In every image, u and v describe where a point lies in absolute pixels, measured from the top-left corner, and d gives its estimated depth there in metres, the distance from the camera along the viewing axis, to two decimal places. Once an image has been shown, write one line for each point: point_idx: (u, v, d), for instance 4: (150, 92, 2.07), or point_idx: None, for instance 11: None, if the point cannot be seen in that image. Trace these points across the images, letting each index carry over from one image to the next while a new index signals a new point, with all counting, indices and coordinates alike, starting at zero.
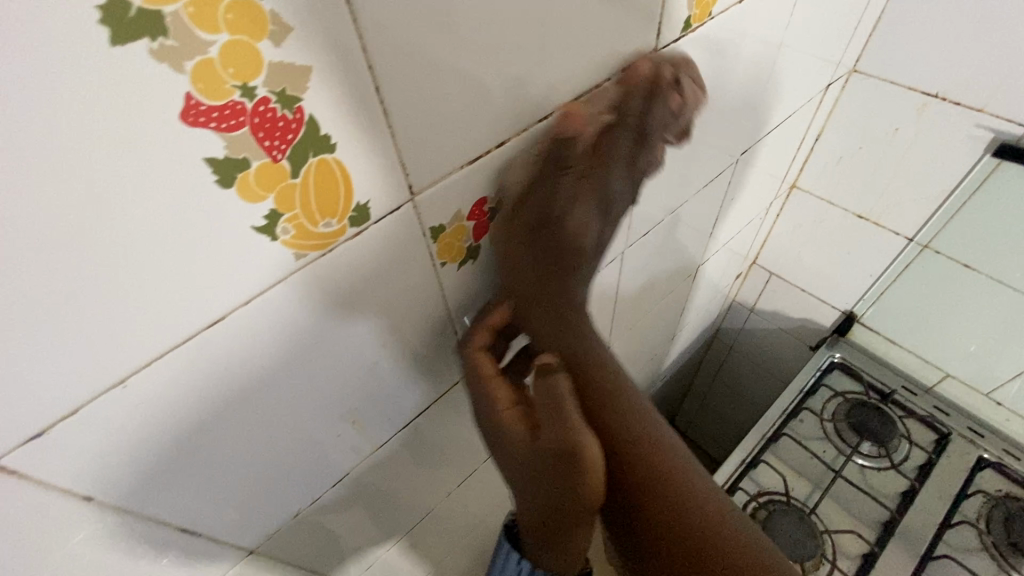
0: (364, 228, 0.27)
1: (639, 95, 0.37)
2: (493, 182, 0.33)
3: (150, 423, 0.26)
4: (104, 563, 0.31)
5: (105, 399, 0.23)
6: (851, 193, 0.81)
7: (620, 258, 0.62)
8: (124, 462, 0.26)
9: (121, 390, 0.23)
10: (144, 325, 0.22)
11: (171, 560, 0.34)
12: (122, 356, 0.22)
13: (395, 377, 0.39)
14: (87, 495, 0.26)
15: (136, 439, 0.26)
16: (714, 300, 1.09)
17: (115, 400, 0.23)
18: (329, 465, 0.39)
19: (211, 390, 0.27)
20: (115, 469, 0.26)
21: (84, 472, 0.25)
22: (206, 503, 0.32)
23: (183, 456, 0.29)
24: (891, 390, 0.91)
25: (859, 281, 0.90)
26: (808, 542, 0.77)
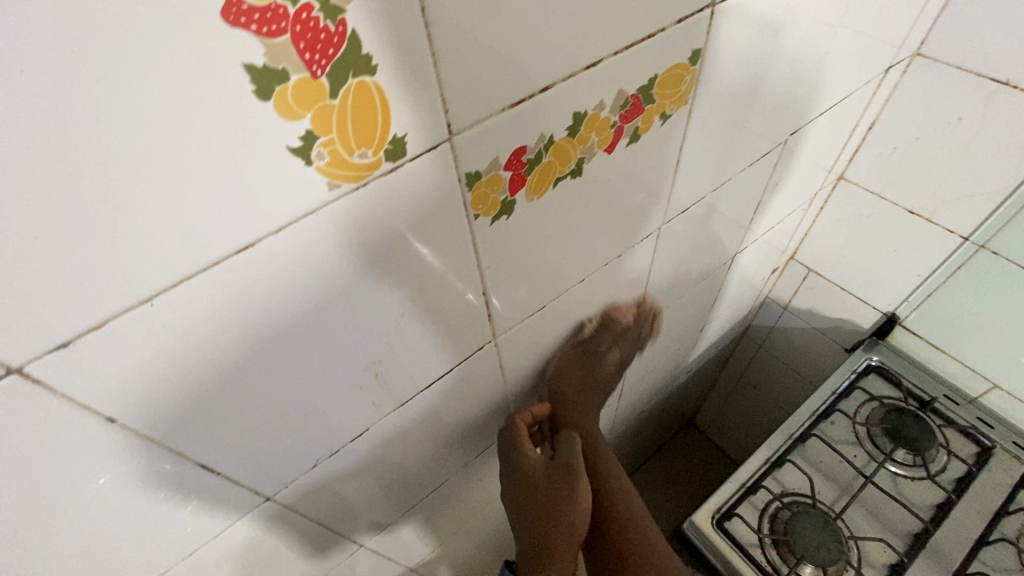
0: (399, 163, 0.26)
1: (694, 53, 0.35)
2: (538, 132, 0.31)
3: (172, 348, 0.25)
4: (129, 498, 0.31)
5: (128, 314, 0.23)
6: (903, 188, 0.78)
7: (656, 238, 0.60)
8: (145, 386, 0.26)
9: (144, 307, 0.23)
10: (171, 239, 0.22)
11: (193, 500, 0.34)
12: (147, 271, 0.22)
13: (420, 335, 0.38)
14: (107, 415, 0.26)
15: (159, 363, 0.25)
16: (747, 295, 1.06)
17: (137, 317, 0.23)
18: (350, 417, 0.39)
19: (235, 322, 0.27)
20: (136, 392, 0.26)
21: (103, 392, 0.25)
22: (226, 440, 0.32)
23: (206, 388, 0.28)
24: (931, 397, 0.87)
25: (904, 282, 0.86)
26: (832, 547, 0.73)
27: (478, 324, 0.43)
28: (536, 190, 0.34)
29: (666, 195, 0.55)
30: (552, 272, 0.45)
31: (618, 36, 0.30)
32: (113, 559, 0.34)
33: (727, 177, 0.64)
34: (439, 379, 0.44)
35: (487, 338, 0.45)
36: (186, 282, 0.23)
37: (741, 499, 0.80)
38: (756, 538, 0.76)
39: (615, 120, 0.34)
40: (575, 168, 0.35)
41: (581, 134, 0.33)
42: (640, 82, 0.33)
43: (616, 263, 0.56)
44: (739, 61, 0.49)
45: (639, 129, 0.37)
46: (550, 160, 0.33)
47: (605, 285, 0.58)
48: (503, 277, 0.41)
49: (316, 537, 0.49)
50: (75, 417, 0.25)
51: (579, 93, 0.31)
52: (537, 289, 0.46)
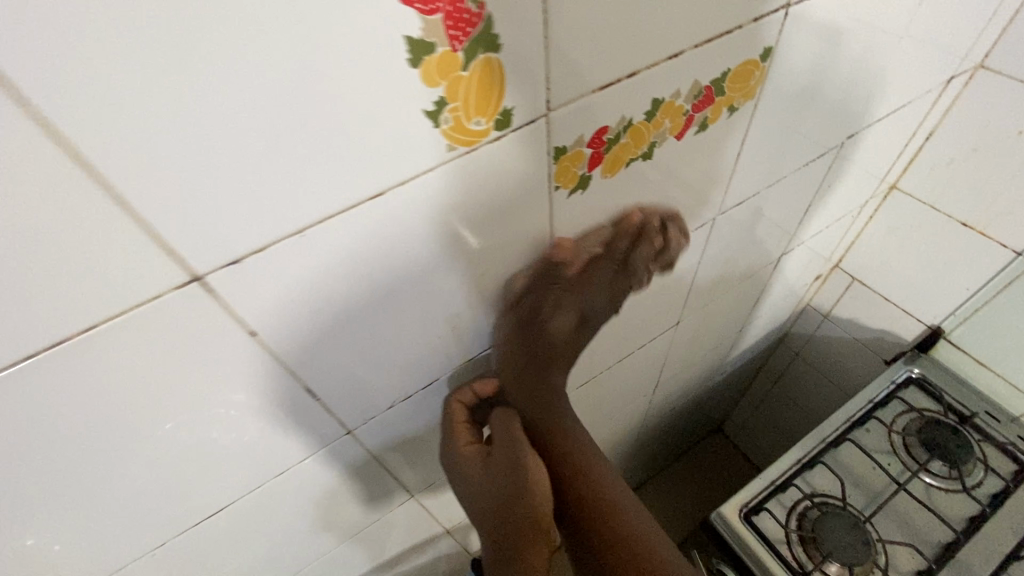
0: (504, 133, 0.30)
1: (765, 50, 0.38)
2: (619, 114, 0.34)
3: (300, 278, 0.30)
4: (247, 412, 0.36)
5: (278, 245, 0.28)
6: (958, 198, 0.78)
7: (707, 231, 0.63)
8: (275, 309, 0.31)
9: (290, 239, 0.28)
10: (318, 182, 0.26)
11: (294, 422, 0.39)
12: (297, 207, 0.27)
13: (491, 296, 0.42)
14: (245, 331, 0.31)
15: (289, 290, 0.30)
16: (788, 301, 1.07)
17: (283, 247, 0.28)
18: (423, 365, 0.43)
19: (351, 260, 0.31)
20: (268, 313, 0.31)
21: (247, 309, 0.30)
22: (326, 370, 0.37)
23: (319, 318, 0.33)
24: (972, 413, 0.86)
25: (952, 294, 0.86)
26: (858, 548, 0.74)
27: (542, 293, 0.47)
28: (610, 168, 0.37)
29: (722, 189, 0.58)
30: (610, 250, 0.49)
31: (698, 31, 0.33)
32: (224, 466, 0.40)
33: (780, 178, 0.66)
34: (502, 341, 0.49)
35: (547, 307, 0.49)
36: (324, 221, 0.28)
37: (770, 495, 0.81)
38: (783, 534, 0.78)
39: (687, 108, 0.37)
40: (646, 150, 0.38)
41: (656, 119, 0.37)
42: (714, 74, 0.36)
43: None
44: (803, 64, 0.52)
45: (707, 119, 0.40)
46: (626, 141, 0.36)
47: (656, 272, 0.61)
48: (573, 251, 0.44)
49: (378, 480, 0.54)
50: (224, 327, 0.30)
51: (659, 81, 0.34)
52: (595, 265, 0.49)
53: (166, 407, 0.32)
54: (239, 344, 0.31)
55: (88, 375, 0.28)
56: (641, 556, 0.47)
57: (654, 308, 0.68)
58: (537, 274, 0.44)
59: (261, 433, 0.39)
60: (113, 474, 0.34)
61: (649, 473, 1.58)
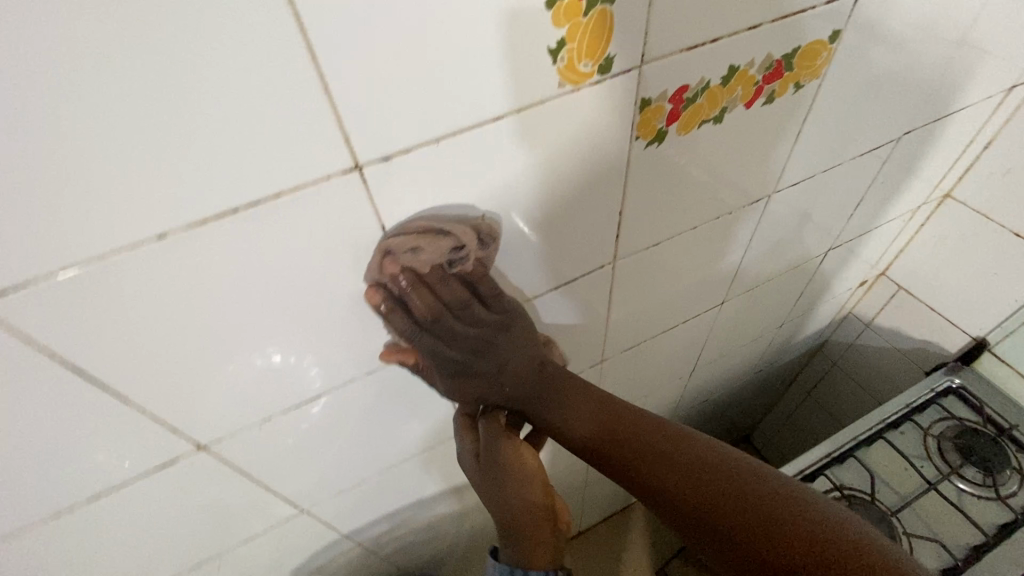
0: (602, 78, 0.36)
1: (835, 32, 0.43)
2: (699, 76, 0.40)
3: (418, 182, 0.37)
4: (355, 303, 0.43)
5: (410, 148, 0.35)
6: (1012, 208, 0.79)
7: (761, 215, 0.67)
8: (398, 209, 0.38)
9: (420, 145, 0.35)
10: (454, 98, 0.33)
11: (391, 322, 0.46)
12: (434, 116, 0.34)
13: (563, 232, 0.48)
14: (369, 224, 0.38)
15: (413, 191, 0.37)
16: (830, 305, 1.08)
17: (413, 151, 0.35)
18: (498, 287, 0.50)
19: (461, 175, 0.38)
20: (395, 211, 0.38)
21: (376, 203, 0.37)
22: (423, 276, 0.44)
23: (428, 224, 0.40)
24: (1012, 425, 0.86)
25: (1000, 306, 0.87)
26: (885, 540, 0.76)
27: (607, 242, 0.52)
28: (684, 126, 0.43)
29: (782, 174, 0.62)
30: (671, 212, 0.54)
31: (776, 6, 0.38)
32: (331, 359, 0.47)
33: (837, 173, 0.69)
34: (566, 284, 0.55)
35: (609, 257, 0.54)
36: (449, 133, 0.35)
37: (799, 483, 0.84)
38: None
39: (759, 78, 0.42)
40: (718, 114, 0.44)
41: (730, 86, 0.42)
42: (786, 49, 0.41)
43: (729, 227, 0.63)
44: (870, 59, 0.56)
45: (776, 93, 0.45)
46: (702, 102, 0.41)
47: (710, 248, 0.65)
48: (638, 204, 0.50)
49: (438, 403, 0.60)
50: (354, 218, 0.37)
51: (738, 48, 0.39)
52: (657, 226, 0.55)
53: (306, 284, 0.39)
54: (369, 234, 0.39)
55: (261, 244, 0.35)
56: (659, 446, 0.50)
57: (703, 287, 0.73)
58: (606, 223, 0.50)
59: (365, 329, 0.46)
60: (254, 344, 0.41)
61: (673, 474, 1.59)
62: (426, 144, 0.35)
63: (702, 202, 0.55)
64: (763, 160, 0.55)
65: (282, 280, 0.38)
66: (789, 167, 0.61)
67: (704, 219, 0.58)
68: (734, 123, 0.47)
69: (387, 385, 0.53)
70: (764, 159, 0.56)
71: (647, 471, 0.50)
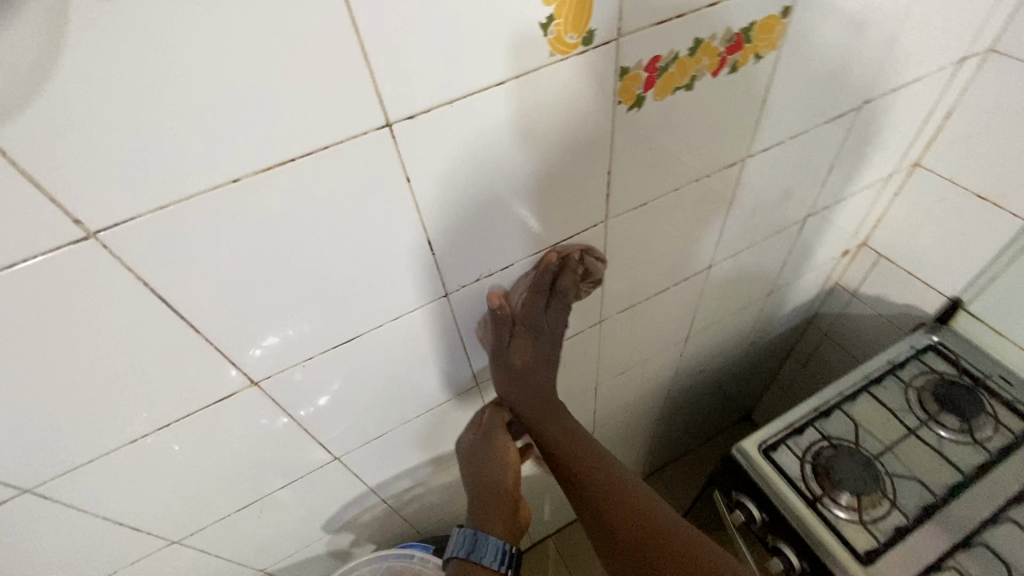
0: (587, 49, 0.44)
1: (784, 9, 0.51)
2: (669, 47, 0.48)
3: (435, 142, 0.43)
4: (386, 261, 0.50)
5: (428, 109, 0.41)
6: (974, 172, 0.86)
7: (742, 181, 0.73)
8: (418, 165, 0.44)
9: (435, 106, 0.41)
10: (464, 66, 0.40)
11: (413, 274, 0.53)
12: (447, 82, 0.40)
13: (559, 195, 0.55)
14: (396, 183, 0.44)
15: (430, 150, 0.44)
16: (817, 276, 1.15)
17: (431, 112, 0.41)
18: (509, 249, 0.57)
19: (472, 136, 0.45)
20: (415, 168, 0.44)
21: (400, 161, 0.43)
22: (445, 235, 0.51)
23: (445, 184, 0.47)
24: (987, 376, 0.93)
25: (970, 265, 0.93)
26: (869, 481, 0.82)
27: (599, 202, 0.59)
28: (660, 92, 0.51)
29: (759, 141, 0.68)
30: (656, 174, 0.61)
31: None
32: (362, 309, 0.53)
33: (814, 143, 0.75)
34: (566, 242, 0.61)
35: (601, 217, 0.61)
36: (461, 96, 0.42)
37: (789, 435, 0.90)
38: (800, 468, 0.87)
39: (722, 49, 0.51)
40: (689, 82, 0.52)
41: (697, 56, 0.50)
42: (743, 24, 0.49)
43: (710, 194, 0.71)
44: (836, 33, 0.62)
45: (738, 63, 0.53)
46: (673, 71, 0.49)
47: (695, 213, 0.72)
48: (625, 166, 0.57)
49: (454, 358, 0.67)
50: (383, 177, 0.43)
51: (700, 23, 0.47)
52: (644, 188, 0.62)
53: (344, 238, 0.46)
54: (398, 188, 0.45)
55: (303, 197, 0.41)
56: (610, 483, 0.65)
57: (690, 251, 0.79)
58: (598, 182, 0.57)
59: (392, 283, 0.52)
60: (301, 294, 0.48)
61: (677, 451, 1.65)
62: (441, 106, 0.41)
63: (683, 167, 0.63)
64: (737, 127, 0.63)
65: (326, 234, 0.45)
66: (764, 135, 0.68)
67: (686, 183, 0.66)
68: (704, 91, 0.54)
69: (409, 339, 0.60)
70: (738, 126, 0.63)
71: (595, 496, 0.64)
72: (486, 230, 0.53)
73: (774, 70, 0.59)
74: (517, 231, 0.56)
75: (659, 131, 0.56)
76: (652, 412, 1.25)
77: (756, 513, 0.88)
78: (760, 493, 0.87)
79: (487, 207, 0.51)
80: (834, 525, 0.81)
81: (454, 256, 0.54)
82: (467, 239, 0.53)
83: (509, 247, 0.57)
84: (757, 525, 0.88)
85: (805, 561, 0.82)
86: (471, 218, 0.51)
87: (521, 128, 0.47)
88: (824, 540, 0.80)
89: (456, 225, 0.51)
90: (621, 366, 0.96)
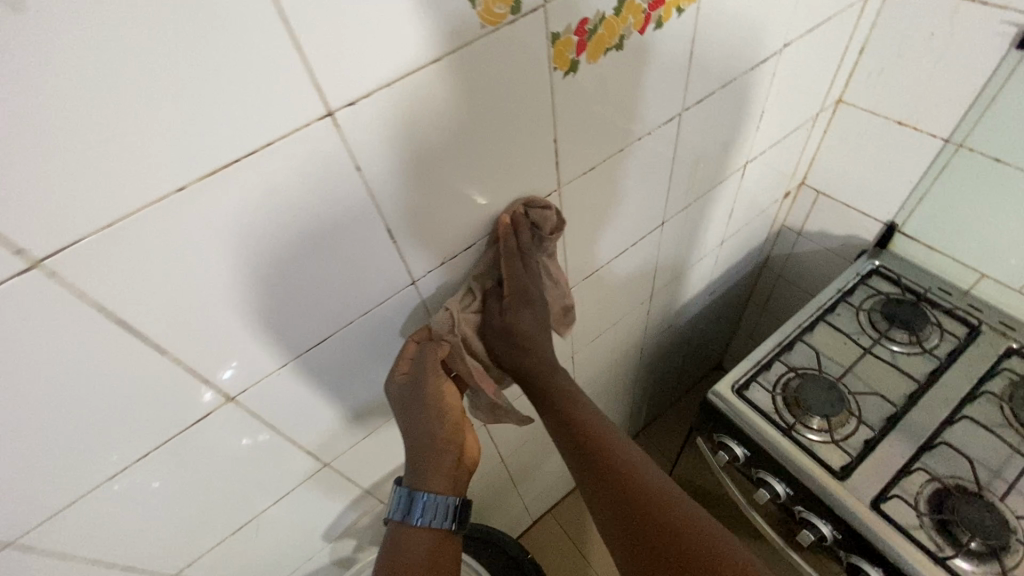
0: (517, 17, 0.45)
1: None
2: (595, 9, 0.49)
3: (378, 127, 0.43)
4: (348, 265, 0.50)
5: (368, 93, 0.41)
6: (892, 102, 0.91)
7: (682, 137, 0.76)
8: (364, 153, 0.44)
9: (374, 89, 0.41)
10: (396, 46, 0.40)
11: (380, 266, 0.53)
12: (381, 63, 0.40)
13: (510, 170, 0.56)
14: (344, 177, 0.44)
15: (375, 136, 0.44)
16: (764, 220, 1.20)
17: (371, 95, 0.41)
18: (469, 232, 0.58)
19: (414, 118, 0.45)
20: (362, 156, 0.44)
21: (345, 151, 0.43)
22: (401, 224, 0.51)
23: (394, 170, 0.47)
24: (927, 290, 1.00)
25: (900, 189, 1.00)
26: (836, 403, 0.88)
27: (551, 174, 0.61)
28: (593, 53, 0.52)
29: (693, 95, 0.71)
30: (601, 140, 0.63)
31: None
32: (334, 309, 0.53)
33: (744, 92, 0.79)
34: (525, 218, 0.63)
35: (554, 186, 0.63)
36: (399, 75, 0.42)
37: (759, 372, 0.95)
38: (772, 402, 0.91)
39: (645, 6, 0.52)
40: (619, 41, 0.54)
41: (623, 15, 0.52)
42: None
43: (654, 153, 0.73)
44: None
45: (663, 18, 0.55)
46: (603, 31, 0.51)
47: (642, 174, 0.75)
48: (570, 134, 0.59)
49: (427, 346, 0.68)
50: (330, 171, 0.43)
51: None
52: (592, 155, 0.64)
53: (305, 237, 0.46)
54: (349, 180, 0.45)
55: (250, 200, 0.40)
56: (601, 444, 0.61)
57: (642, 211, 0.82)
58: (547, 155, 0.59)
59: (360, 277, 0.52)
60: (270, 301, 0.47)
61: (656, 409, 1.70)
62: (380, 88, 0.41)
63: (625, 130, 0.65)
64: (672, 84, 0.65)
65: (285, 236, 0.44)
66: (697, 89, 0.71)
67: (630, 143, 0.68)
68: (635, 49, 0.56)
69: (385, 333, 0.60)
70: (672, 83, 0.65)
71: (587, 454, 0.61)
72: (444, 214, 0.54)
73: (698, 24, 0.61)
74: (475, 210, 0.57)
75: (596, 95, 0.57)
76: (628, 373, 1.29)
77: (739, 451, 0.92)
78: (739, 431, 0.92)
79: (443, 189, 0.52)
80: (811, 449, 0.86)
81: (417, 243, 0.54)
82: (427, 225, 0.54)
83: (469, 228, 0.58)
84: (742, 463, 0.93)
85: (789, 487, 0.87)
86: (429, 204, 0.52)
87: (465, 105, 0.48)
88: (803, 464, 0.85)
89: (414, 213, 0.52)
90: (592, 332, 0.98)
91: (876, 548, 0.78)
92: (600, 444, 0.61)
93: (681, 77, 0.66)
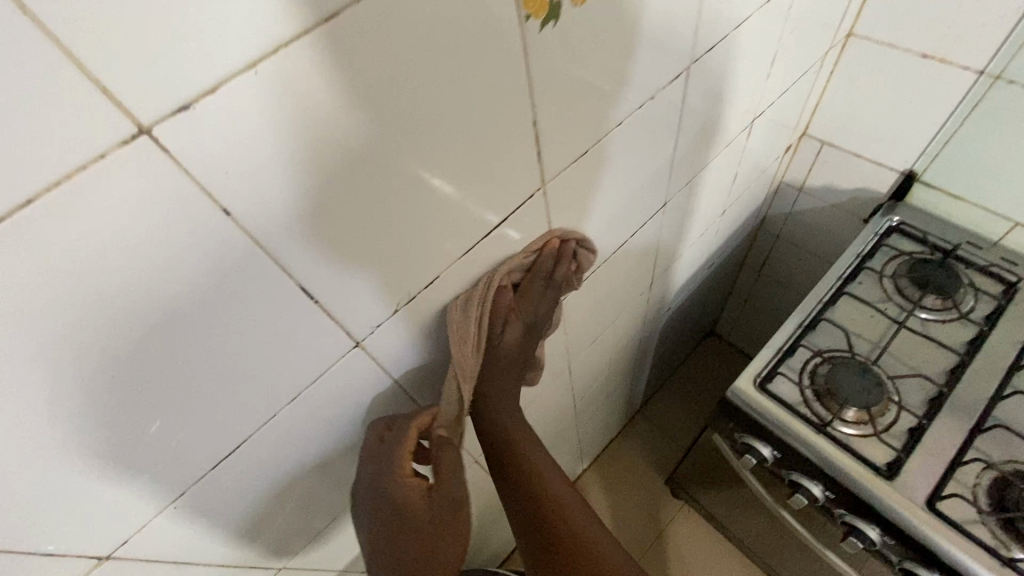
0: None
1: None
2: None
3: (247, 129, 0.30)
4: (236, 321, 0.37)
5: (216, 86, 0.28)
6: (914, 30, 0.77)
7: (677, 94, 0.61)
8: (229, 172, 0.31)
9: (227, 79, 0.28)
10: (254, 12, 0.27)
11: (283, 314, 0.39)
12: (229, 38, 0.27)
13: (466, 163, 0.43)
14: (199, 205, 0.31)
15: (248, 142, 0.31)
16: (762, 179, 1.06)
17: (222, 88, 0.28)
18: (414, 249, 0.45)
19: (303, 115, 0.32)
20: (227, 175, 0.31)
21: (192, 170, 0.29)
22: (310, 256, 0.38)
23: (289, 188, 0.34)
24: (955, 245, 0.88)
25: (920, 133, 0.87)
26: (873, 389, 0.76)
27: (507, 160, 0.47)
28: None
29: (692, 40, 0.56)
30: (573, 108, 0.48)
31: None
32: (230, 378, 0.40)
33: (748, 31, 0.64)
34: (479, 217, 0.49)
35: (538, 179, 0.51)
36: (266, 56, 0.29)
37: (782, 360, 0.82)
38: (799, 394, 0.79)
39: None
40: None
41: None
42: None
43: (650, 117, 0.59)
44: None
45: None
46: None
47: (632, 146, 0.60)
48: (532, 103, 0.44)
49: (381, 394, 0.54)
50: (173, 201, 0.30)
51: None
52: (565, 128, 0.49)
53: (154, 297, 0.32)
54: (221, 204, 0.32)
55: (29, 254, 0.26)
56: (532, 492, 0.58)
57: (634, 189, 0.68)
58: (499, 133, 0.44)
59: (257, 335, 0.39)
60: (123, 389, 0.34)
61: (652, 389, 1.60)
62: (235, 76, 0.28)
63: (603, 91, 0.50)
64: (661, 27, 0.51)
65: (119, 299, 0.31)
66: (697, 33, 0.56)
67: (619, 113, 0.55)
68: None
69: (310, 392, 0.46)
70: (662, 24, 0.51)
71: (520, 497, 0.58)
72: (367, 227, 0.40)
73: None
74: (413, 216, 0.43)
75: (575, 55, 0.45)
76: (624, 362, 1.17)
77: (767, 452, 0.81)
78: (765, 430, 0.80)
79: (361, 195, 0.38)
80: (850, 446, 0.75)
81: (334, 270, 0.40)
82: (342, 245, 0.39)
83: (409, 239, 0.44)
84: (771, 464, 0.82)
85: (829, 490, 0.76)
86: (340, 215, 0.38)
87: (377, 76, 0.33)
88: (844, 465, 0.73)
89: (319, 231, 0.37)
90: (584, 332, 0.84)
91: (936, 555, 0.68)
92: (573, 541, 0.56)
93: (673, 16, 0.51)
